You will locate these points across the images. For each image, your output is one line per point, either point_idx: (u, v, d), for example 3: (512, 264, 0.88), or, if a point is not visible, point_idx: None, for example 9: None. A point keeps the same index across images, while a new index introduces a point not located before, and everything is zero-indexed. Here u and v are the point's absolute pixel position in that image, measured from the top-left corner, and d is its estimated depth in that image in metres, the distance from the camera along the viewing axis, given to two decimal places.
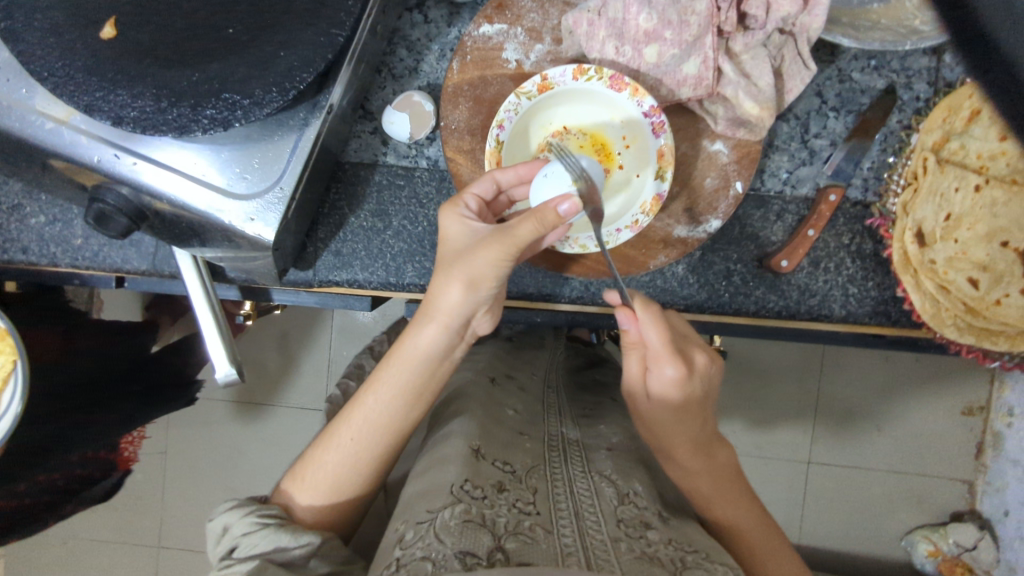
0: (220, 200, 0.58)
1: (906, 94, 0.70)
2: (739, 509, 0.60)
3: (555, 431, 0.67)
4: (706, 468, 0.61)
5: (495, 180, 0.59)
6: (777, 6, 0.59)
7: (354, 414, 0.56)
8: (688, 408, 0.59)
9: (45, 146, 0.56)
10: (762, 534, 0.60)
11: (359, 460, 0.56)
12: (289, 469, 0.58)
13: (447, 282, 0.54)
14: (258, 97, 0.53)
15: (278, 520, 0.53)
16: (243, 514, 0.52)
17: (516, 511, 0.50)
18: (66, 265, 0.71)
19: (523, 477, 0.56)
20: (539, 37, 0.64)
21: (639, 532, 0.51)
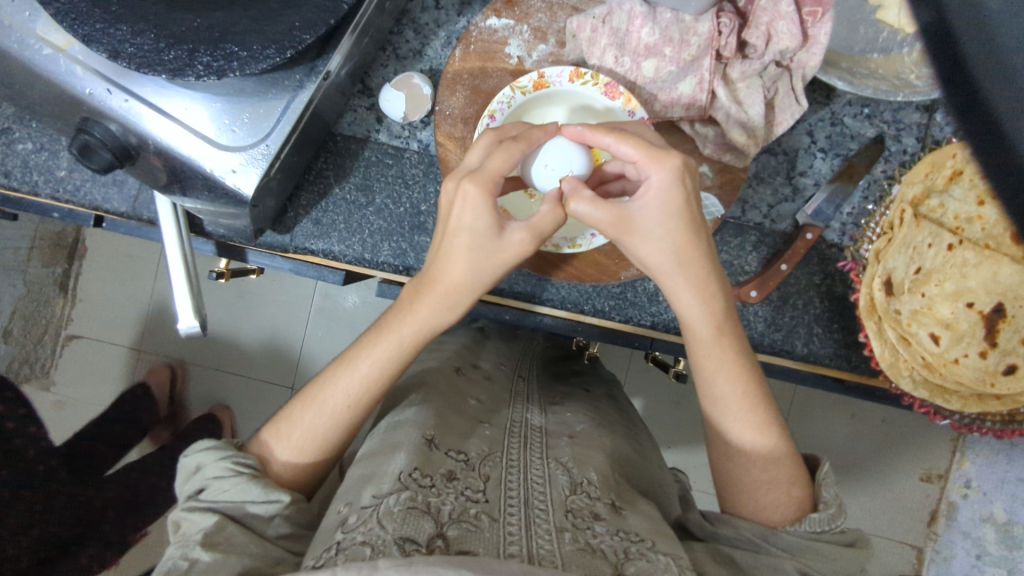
0: (209, 149, 0.59)
1: (894, 146, 0.71)
2: (729, 365, 0.56)
3: (519, 416, 0.70)
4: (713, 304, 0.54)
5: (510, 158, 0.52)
6: (778, 39, 0.60)
7: (340, 376, 0.56)
8: (692, 231, 0.52)
9: (42, 72, 0.57)
10: (751, 399, 0.56)
11: (336, 416, 0.55)
12: (272, 418, 0.58)
13: (469, 274, 0.52)
14: (255, 52, 0.54)
15: (253, 473, 0.52)
16: (221, 457, 0.52)
17: (461, 499, 0.51)
18: (46, 195, 0.71)
19: (476, 465, 0.57)
20: (544, 37, 0.65)
21: (586, 523, 0.52)
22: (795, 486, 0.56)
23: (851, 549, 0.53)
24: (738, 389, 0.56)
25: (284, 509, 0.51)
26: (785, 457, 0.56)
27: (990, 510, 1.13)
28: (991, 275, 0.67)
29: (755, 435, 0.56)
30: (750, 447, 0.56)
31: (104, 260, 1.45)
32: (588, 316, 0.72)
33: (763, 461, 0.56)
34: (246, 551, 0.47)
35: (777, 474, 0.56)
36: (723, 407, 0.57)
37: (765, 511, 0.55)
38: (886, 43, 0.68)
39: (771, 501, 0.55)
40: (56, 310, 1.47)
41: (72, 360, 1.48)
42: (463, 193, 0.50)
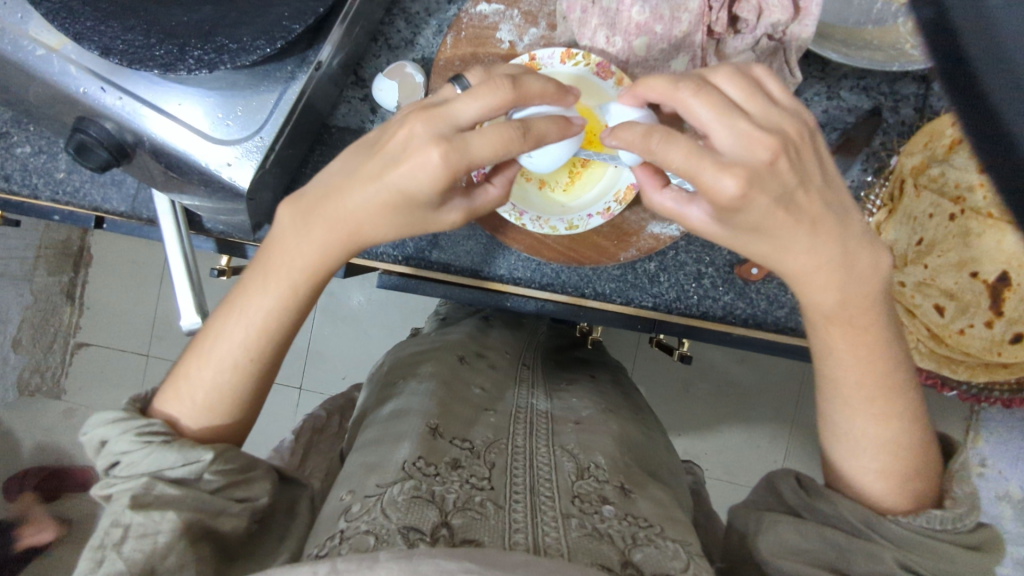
0: (204, 143, 0.59)
1: (892, 118, 0.70)
2: (850, 353, 0.48)
3: (524, 403, 0.70)
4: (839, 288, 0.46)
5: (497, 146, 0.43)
6: (769, 12, 0.59)
7: (233, 327, 0.52)
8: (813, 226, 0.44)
9: (37, 73, 0.57)
10: (874, 389, 0.49)
11: (236, 369, 0.52)
12: (171, 377, 0.54)
13: (380, 230, 0.48)
14: (246, 44, 0.54)
15: (165, 437, 0.48)
16: (123, 430, 0.48)
17: (466, 487, 0.52)
18: (46, 198, 0.72)
19: (481, 453, 0.57)
20: (535, 21, 0.65)
21: (594, 508, 0.52)
22: (915, 481, 0.49)
23: (975, 552, 0.46)
24: (860, 375, 0.49)
25: (209, 465, 0.48)
26: (908, 450, 0.49)
27: (1004, 488, 1.18)
28: (994, 245, 0.64)
29: (873, 424, 0.49)
30: (866, 438, 0.49)
31: (105, 267, 1.49)
32: (589, 300, 0.72)
33: (879, 450, 0.49)
34: (186, 504, 0.46)
35: (896, 466, 0.49)
36: (838, 393, 0.50)
37: (871, 498, 0.50)
38: (880, 14, 0.67)
39: (882, 490, 0.49)
40: (65, 318, 1.52)
41: (90, 365, 1.54)
42: (411, 127, 0.43)
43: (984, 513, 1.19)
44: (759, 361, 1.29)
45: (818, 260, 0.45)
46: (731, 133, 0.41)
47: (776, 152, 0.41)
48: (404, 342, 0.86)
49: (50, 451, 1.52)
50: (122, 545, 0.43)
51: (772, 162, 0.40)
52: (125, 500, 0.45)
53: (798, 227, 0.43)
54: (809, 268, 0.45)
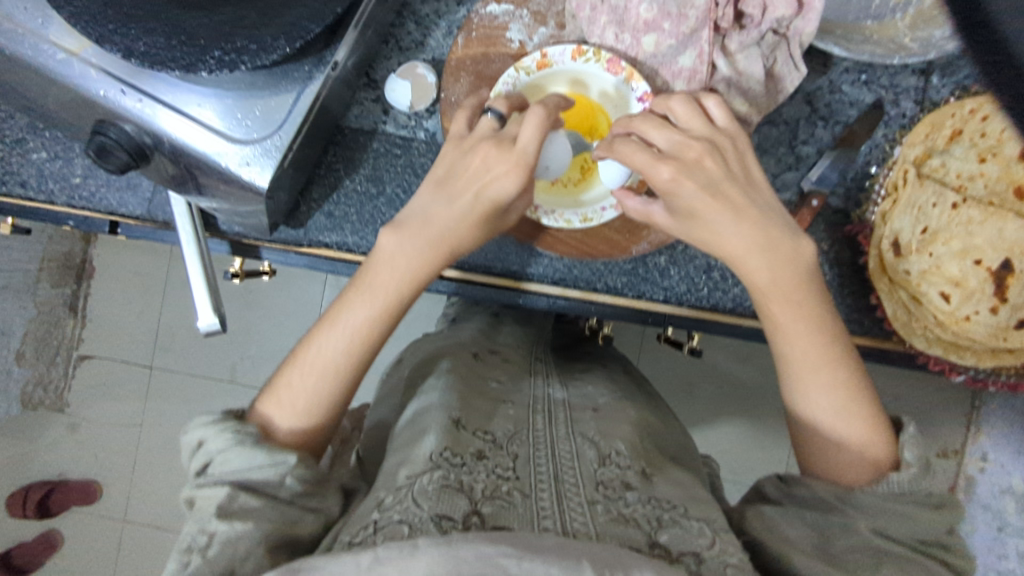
0: (221, 142, 0.60)
1: (893, 110, 0.72)
2: (796, 338, 0.55)
3: (541, 392, 0.71)
4: (780, 274, 0.54)
5: (541, 140, 0.54)
6: (773, 7, 0.61)
7: (331, 336, 0.56)
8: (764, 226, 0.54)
9: (57, 76, 0.58)
10: (820, 365, 0.54)
11: (338, 372, 0.56)
12: (265, 387, 0.57)
13: (468, 239, 0.57)
14: (266, 44, 0.55)
15: (256, 438, 0.52)
16: (221, 430, 0.52)
17: (493, 476, 0.52)
18: (62, 203, 0.72)
19: (504, 444, 0.58)
20: (544, 21, 0.66)
21: (617, 493, 0.53)
22: (865, 449, 0.53)
23: (939, 511, 0.50)
24: (813, 351, 0.54)
25: (293, 469, 0.51)
26: (852, 424, 0.54)
27: (1009, 482, 1.20)
28: (996, 232, 0.65)
29: (823, 396, 0.54)
30: (816, 418, 0.55)
31: (110, 277, 1.51)
32: (600, 294, 0.73)
33: (828, 430, 0.54)
34: (264, 515, 0.48)
35: (846, 437, 0.54)
36: (789, 371, 0.56)
37: (839, 470, 0.54)
38: (878, 9, 0.70)
39: (845, 462, 0.54)
40: (67, 330, 1.52)
41: (93, 378, 1.53)
42: (485, 149, 0.56)
43: (986, 506, 1.22)
44: (761, 360, 1.31)
45: (751, 242, 0.54)
46: (665, 169, 0.54)
47: (702, 153, 0.55)
48: (417, 343, 0.87)
49: (55, 464, 1.53)
50: (209, 551, 0.46)
51: (697, 160, 0.55)
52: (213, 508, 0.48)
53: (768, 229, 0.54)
54: (755, 245, 0.54)
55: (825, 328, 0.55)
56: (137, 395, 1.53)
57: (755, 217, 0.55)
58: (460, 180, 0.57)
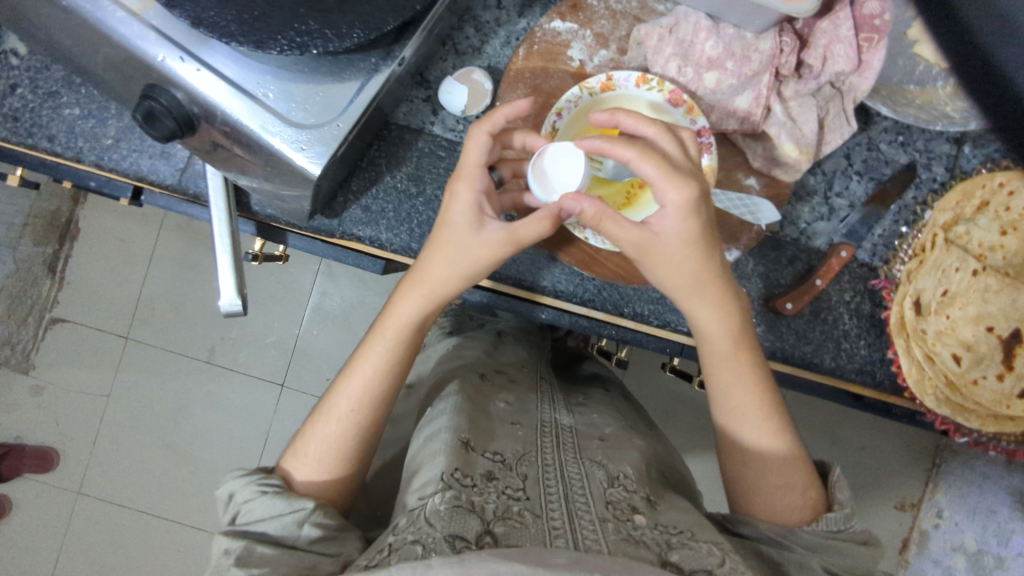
0: (277, 124, 0.58)
1: (924, 174, 0.74)
2: (744, 381, 0.61)
3: (549, 417, 0.70)
4: (733, 326, 0.60)
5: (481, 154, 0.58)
6: (834, 61, 0.62)
7: (342, 387, 0.61)
8: (713, 259, 0.57)
9: (114, 34, 0.56)
10: (765, 413, 0.61)
11: (345, 426, 0.59)
12: (290, 442, 0.61)
13: (445, 265, 0.59)
14: (343, 31, 0.54)
15: (278, 489, 0.56)
16: (247, 481, 0.56)
17: (504, 497, 0.52)
18: (90, 162, 0.69)
19: (514, 465, 0.57)
20: (605, 43, 0.67)
21: (627, 516, 0.53)
22: (796, 484, 0.59)
23: (867, 548, 0.56)
24: (754, 399, 0.61)
25: (311, 514, 0.54)
26: (789, 464, 0.60)
27: (960, 539, 1.21)
28: (1011, 302, 0.69)
29: (758, 432, 0.61)
30: (759, 447, 0.61)
31: (97, 241, 1.46)
32: (626, 318, 0.73)
33: (772, 463, 0.60)
34: (282, 564, 0.51)
35: (789, 479, 0.59)
36: (738, 411, 0.61)
37: (783, 512, 0.58)
38: (922, 75, 0.71)
39: (788, 503, 0.58)
40: (44, 291, 1.46)
41: (63, 343, 1.47)
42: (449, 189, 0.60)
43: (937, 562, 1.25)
44: None
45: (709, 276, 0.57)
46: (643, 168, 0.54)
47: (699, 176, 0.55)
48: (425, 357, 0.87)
49: (11, 428, 1.46)
50: None
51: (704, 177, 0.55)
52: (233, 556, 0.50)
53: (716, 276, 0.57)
54: (717, 299, 0.59)
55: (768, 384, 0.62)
56: (108, 365, 1.48)
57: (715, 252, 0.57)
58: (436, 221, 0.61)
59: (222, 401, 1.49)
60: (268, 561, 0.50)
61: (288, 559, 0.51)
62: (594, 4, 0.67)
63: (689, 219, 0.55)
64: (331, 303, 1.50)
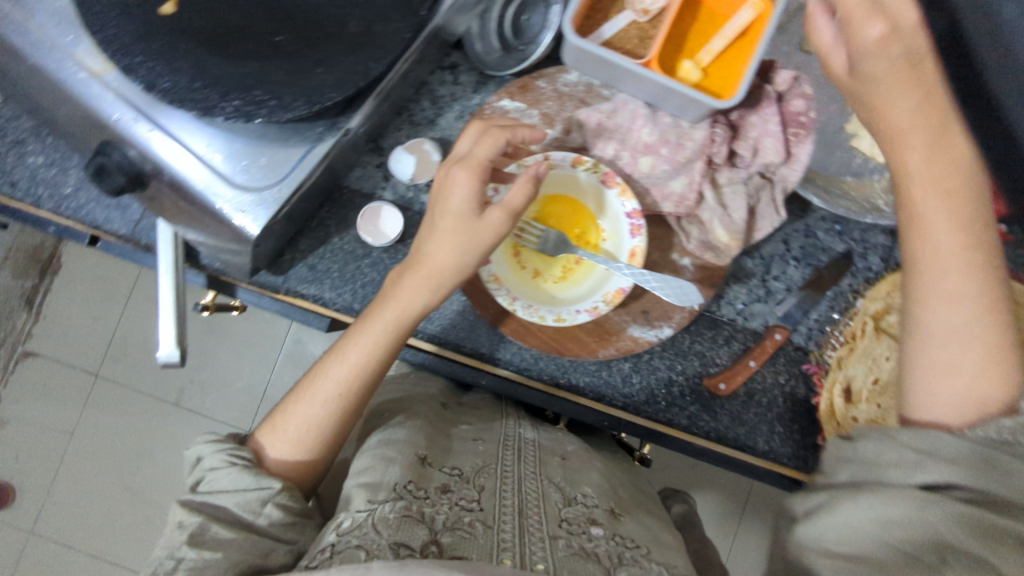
0: (222, 185, 0.61)
1: (861, 262, 0.75)
2: (950, 246, 0.54)
3: (512, 431, 0.73)
4: (934, 169, 0.57)
5: (490, 143, 0.59)
6: (764, 153, 0.65)
7: (333, 367, 0.61)
8: (937, 104, 0.58)
9: (75, 93, 0.60)
10: (981, 280, 0.53)
11: (327, 403, 0.60)
12: (267, 416, 0.62)
13: (450, 252, 0.60)
14: (286, 103, 0.57)
15: (246, 462, 0.57)
16: (219, 450, 0.58)
17: (455, 509, 0.53)
18: (48, 209, 0.72)
19: (471, 478, 0.59)
20: (551, 123, 0.70)
21: (582, 529, 0.54)
22: (982, 396, 0.51)
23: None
24: (961, 260, 0.54)
25: (275, 494, 0.55)
26: (982, 381, 0.51)
27: None
28: None
29: (951, 309, 0.53)
30: (943, 320, 0.53)
31: (76, 277, 1.48)
32: (562, 390, 0.74)
33: (958, 332, 0.53)
34: (235, 547, 0.51)
35: (973, 354, 0.52)
36: (923, 268, 0.55)
37: (937, 393, 0.52)
38: (859, 168, 0.74)
39: (949, 383, 0.52)
40: (18, 323, 1.48)
41: (31, 377, 1.48)
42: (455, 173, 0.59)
43: None
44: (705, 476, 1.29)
45: (921, 120, 0.57)
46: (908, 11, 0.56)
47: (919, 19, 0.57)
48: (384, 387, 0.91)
49: None
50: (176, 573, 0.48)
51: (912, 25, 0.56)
52: (183, 537, 0.50)
53: (944, 119, 0.57)
54: (927, 146, 0.57)
55: (993, 248, 0.55)
56: (73, 402, 1.48)
57: (936, 100, 0.58)
58: (436, 206, 0.61)
59: (182, 445, 1.47)
60: (221, 544, 0.51)
61: (243, 543, 0.51)
62: (541, 86, 0.70)
63: (892, 49, 0.56)
64: (304, 352, 1.50)
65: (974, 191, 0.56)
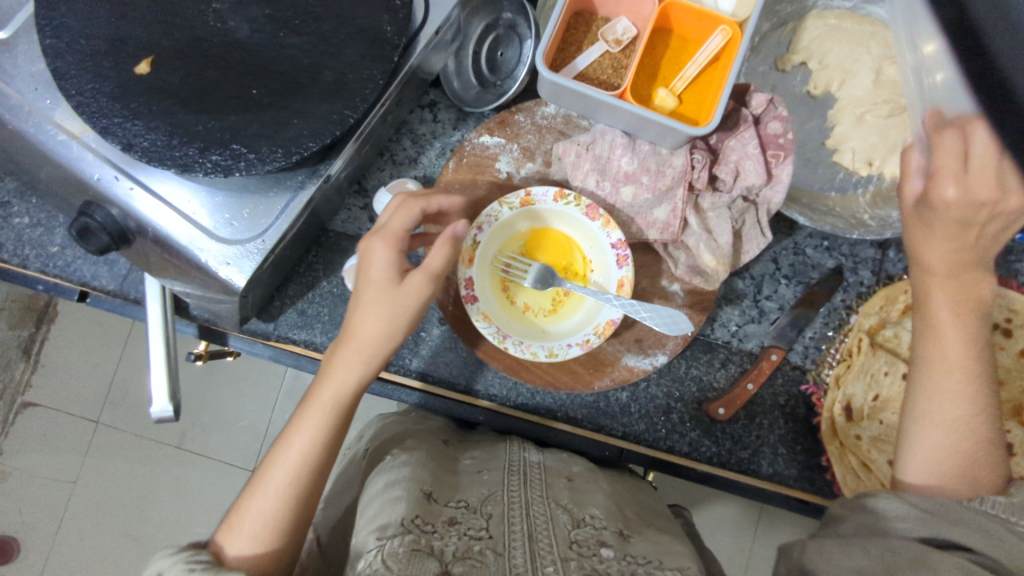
0: (205, 239, 0.61)
1: (852, 277, 0.75)
2: (953, 346, 0.57)
3: (517, 455, 0.68)
4: (949, 273, 0.59)
5: (405, 214, 0.59)
6: (745, 175, 0.65)
7: (279, 455, 0.55)
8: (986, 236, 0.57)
9: (53, 155, 0.60)
10: (955, 371, 0.56)
11: (280, 492, 0.53)
12: (225, 516, 0.55)
13: (377, 322, 0.57)
14: (263, 155, 0.57)
15: (208, 565, 0.48)
16: (175, 559, 0.48)
17: (465, 539, 0.51)
18: (35, 269, 0.72)
19: (478, 507, 0.57)
20: (531, 156, 0.70)
21: (592, 551, 0.51)
22: (974, 472, 0.54)
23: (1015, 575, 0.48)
24: (961, 357, 0.57)
25: None
26: (969, 457, 0.55)
27: None
28: None
29: (944, 401, 0.56)
30: (941, 406, 0.56)
31: (72, 325, 1.48)
32: (560, 422, 0.73)
33: (946, 422, 0.56)
34: None
35: (940, 441, 0.56)
36: (927, 363, 0.58)
37: (918, 464, 0.57)
38: (842, 183, 0.75)
39: (929, 464, 0.56)
40: (16, 375, 1.46)
41: (32, 428, 1.47)
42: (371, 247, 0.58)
43: None
44: None
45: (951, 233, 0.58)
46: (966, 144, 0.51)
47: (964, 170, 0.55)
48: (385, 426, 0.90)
49: None
50: None
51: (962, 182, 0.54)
52: None
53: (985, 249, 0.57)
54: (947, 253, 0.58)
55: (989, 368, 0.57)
56: (75, 451, 1.47)
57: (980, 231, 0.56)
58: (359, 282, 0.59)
59: (188, 488, 1.47)
60: None
61: None
62: (520, 120, 0.70)
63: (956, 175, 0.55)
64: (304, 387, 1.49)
65: (986, 317, 0.58)
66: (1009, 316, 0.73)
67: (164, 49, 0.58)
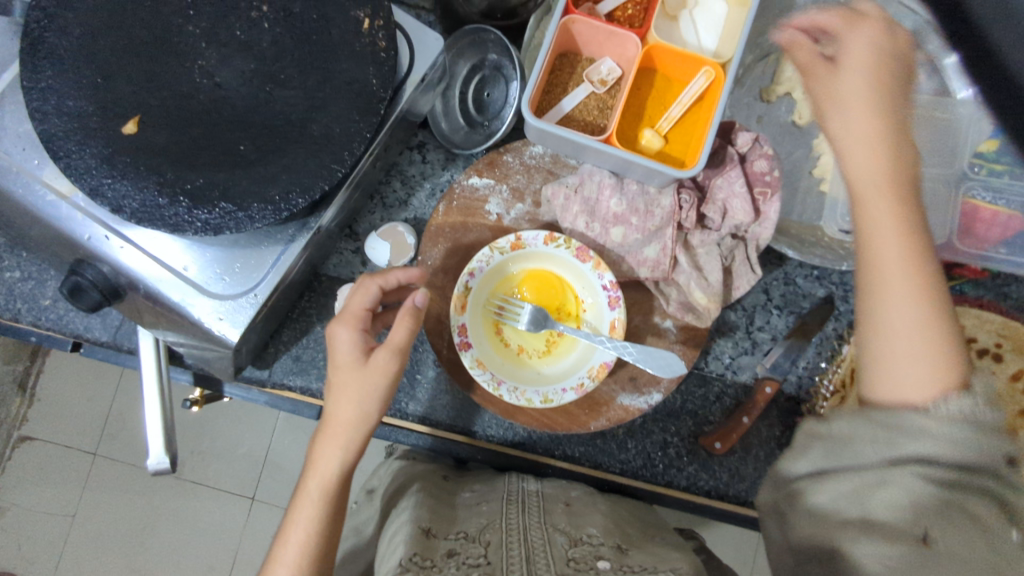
0: (196, 296, 0.61)
1: (843, 306, 0.75)
2: (891, 236, 0.52)
3: (515, 486, 0.69)
4: (871, 165, 0.54)
5: (364, 293, 0.59)
6: (733, 214, 0.65)
7: (280, 551, 0.56)
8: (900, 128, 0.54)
9: (43, 216, 0.60)
10: (913, 264, 0.51)
11: None
12: None
13: (350, 404, 0.57)
14: (252, 213, 0.57)
15: None
16: None
17: (463, 569, 0.51)
18: (27, 322, 0.72)
19: (477, 536, 0.58)
20: (521, 197, 0.70)
21: (589, 566, 0.51)
22: (941, 372, 0.47)
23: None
24: (903, 249, 0.51)
25: None
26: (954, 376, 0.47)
27: None
28: None
29: (906, 303, 0.51)
30: (887, 321, 0.51)
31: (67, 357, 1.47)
32: (557, 459, 0.74)
33: (908, 338, 0.50)
34: None
35: (920, 363, 0.49)
36: (870, 274, 0.53)
37: (904, 389, 0.48)
38: None
39: (911, 373, 0.48)
40: (12, 409, 1.44)
41: (29, 462, 1.46)
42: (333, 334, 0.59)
43: None
44: None
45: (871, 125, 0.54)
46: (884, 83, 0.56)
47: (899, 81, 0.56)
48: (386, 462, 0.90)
49: None
50: None
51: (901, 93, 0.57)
52: None
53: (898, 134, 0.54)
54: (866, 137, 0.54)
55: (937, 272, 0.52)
56: (74, 484, 1.47)
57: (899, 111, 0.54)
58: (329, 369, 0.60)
59: (188, 518, 1.47)
60: None
61: None
62: (509, 160, 0.71)
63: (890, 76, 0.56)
64: None
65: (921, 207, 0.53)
66: (999, 341, 0.73)
67: (151, 108, 0.58)
